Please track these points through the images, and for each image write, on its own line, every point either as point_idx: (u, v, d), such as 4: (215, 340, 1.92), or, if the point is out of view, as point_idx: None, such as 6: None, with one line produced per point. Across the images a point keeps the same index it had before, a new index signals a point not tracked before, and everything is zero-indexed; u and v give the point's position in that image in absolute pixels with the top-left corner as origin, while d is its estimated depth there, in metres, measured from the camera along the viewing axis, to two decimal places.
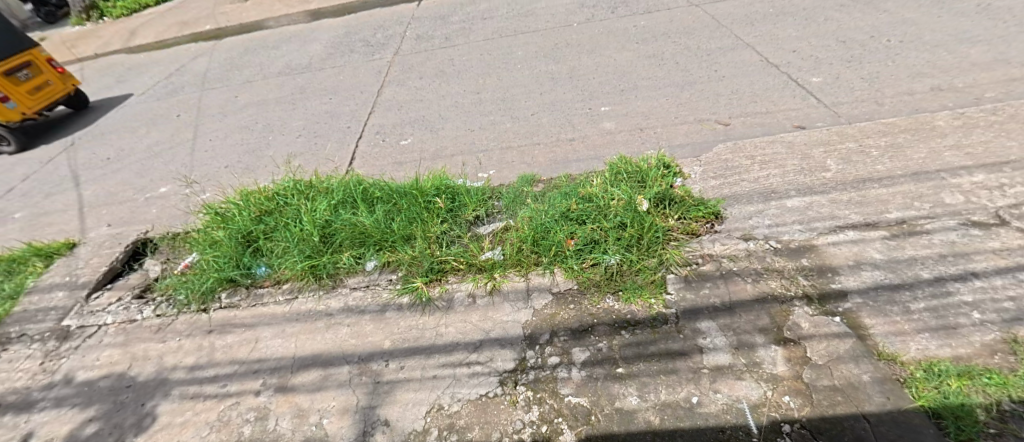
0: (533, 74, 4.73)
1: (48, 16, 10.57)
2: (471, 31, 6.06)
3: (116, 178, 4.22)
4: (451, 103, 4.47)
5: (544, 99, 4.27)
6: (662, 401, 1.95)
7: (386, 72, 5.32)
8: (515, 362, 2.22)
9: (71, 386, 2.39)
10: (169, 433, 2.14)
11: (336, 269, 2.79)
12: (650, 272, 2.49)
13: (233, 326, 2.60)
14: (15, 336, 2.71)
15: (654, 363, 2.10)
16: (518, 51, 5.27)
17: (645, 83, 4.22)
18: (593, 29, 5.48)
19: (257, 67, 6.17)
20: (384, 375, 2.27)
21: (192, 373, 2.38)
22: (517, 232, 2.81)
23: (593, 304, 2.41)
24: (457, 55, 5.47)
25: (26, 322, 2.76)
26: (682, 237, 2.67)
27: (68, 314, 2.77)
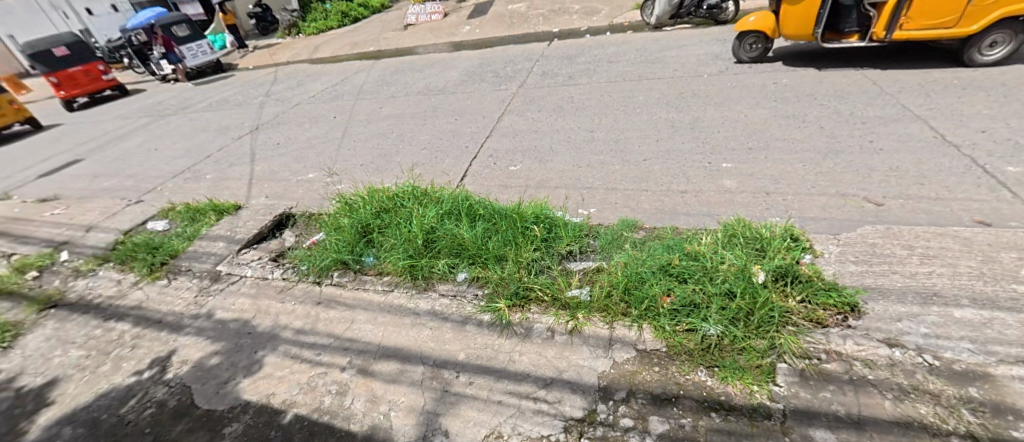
0: (652, 120, 4.58)
1: (264, 29, 13.66)
2: (595, 73, 6.13)
3: (279, 161, 5.06)
4: (564, 138, 4.52)
5: (659, 147, 4.09)
6: None
7: (509, 102, 5.63)
8: (584, 411, 2.10)
9: (210, 321, 2.92)
10: (269, 383, 2.50)
11: (431, 273, 2.96)
12: (756, 355, 2.18)
13: (337, 304, 2.90)
14: (184, 269, 3.38)
15: None
16: (641, 97, 5.16)
17: (777, 145, 3.82)
18: (725, 82, 5.16)
19: (401, 87, 6.96)
20: (452, 386, 2.33)
21: (297, 336, 2.73)
22: (608, 276, 2.70)
23: (681, 372, 2.19)
24: (578, 94, 5.55)
25: (194, 260, 3.44)
26: (803, 324, 2.28)
27: (222, 261, 3.37)
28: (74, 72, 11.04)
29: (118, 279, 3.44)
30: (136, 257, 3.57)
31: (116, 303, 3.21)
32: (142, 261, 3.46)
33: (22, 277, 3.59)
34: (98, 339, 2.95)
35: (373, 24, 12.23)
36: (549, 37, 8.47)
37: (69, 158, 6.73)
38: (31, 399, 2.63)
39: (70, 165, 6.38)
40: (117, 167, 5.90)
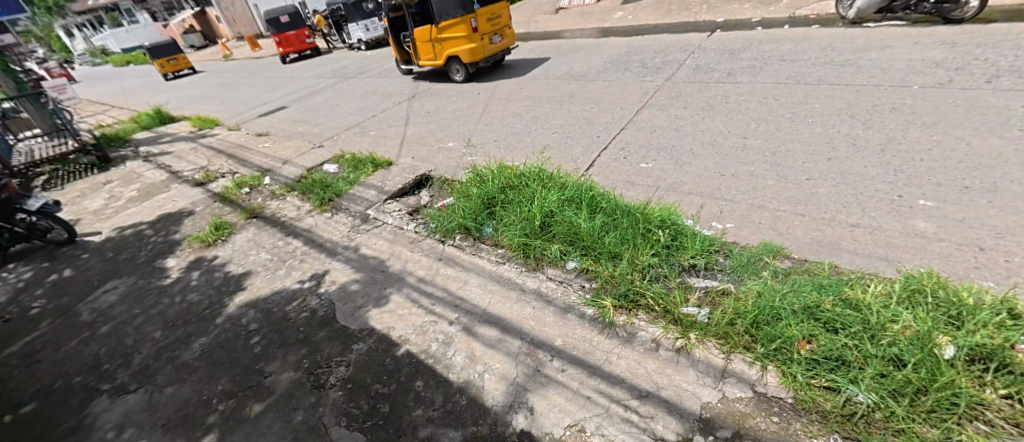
0: (826, 134, 3.83)
1: None
2: (761, 72, 5.40)
3: (427, 126, 5.57)
4: (708, 141, 4.08)
5: (831, 168, 3.41)
6: None
7: (652, 96, 5.26)
8: (677, 436, 2.00)
9: (356, 254, 3.50)
10: (391, 318, 2.89)
11: (542, 255, 3.06)
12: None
13: (454, 264, 3.20)
14: (344, 208, 4.09)
15: None
16: (816, 104, 4.35)
17: (1016, 188, 2.85)
18: (942, 97, 4.06)
19: (545, 70, 7.04)
20: (544, 367, 2.40)
21: (418, 284, 3.10)
22: (734, 301, 2.45)
23: (808, 433, 1.92)
24: (735, 94, 4.94)
25: (353, 203, 4.12)
26: (1000, 426, 1.79)
27: (372, 207, 3.99)
28: (290, 34, 13.49)
29: (299, 206, 4.29)
30: (312, 192, 4.38)
31: (294, 225, 4.02)
32: (317, 194, 4.25)
33: (239, 193, 4.69)
34: (279, 250, 3.75)
35: (527, 6, 12.64)
36: (709, 27, 7.73)
37: (279, 104, 8.34)
38: (234, 282, 3.48)
39: (279, 109, 7.91)
40: (309, 116, 7.15)
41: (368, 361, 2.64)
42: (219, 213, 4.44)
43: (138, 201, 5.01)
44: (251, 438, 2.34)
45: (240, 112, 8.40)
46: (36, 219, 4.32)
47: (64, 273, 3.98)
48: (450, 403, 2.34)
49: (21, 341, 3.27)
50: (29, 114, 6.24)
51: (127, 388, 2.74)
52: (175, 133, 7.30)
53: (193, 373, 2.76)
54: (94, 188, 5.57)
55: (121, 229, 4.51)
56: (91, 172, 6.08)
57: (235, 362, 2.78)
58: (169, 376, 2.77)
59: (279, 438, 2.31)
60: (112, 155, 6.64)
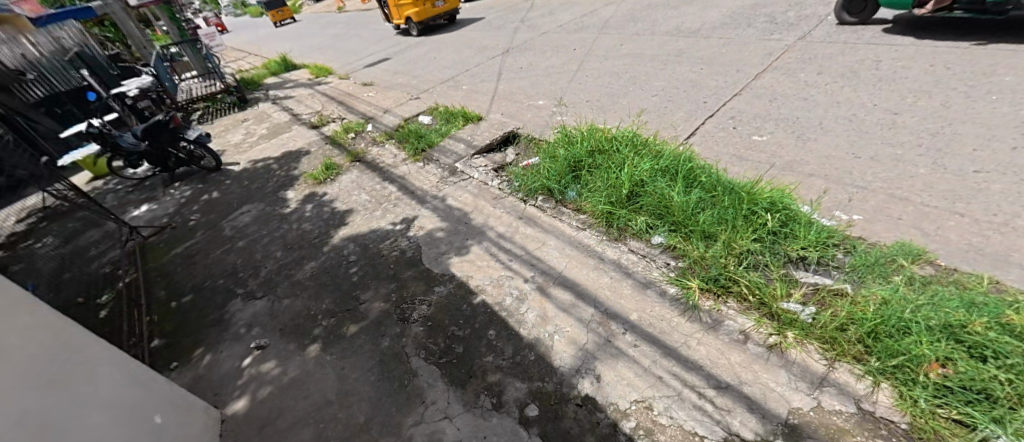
0: (1012, 115, 3.06)
1: None
2: (928, 34, 4.41)
3: (520, 83, 5.43)
4: (844, 115, 3.46)
5: (1011, 158, 2.73)
6: None
7: (778, 57, 4.56)
8: (755, 435, 1.89)
9: (442, 204, 3.62)
10: (470, 267, 2.98)
11: (627, 226, 2.92)
12: None
13: (535, 224, 3.19)
14: (435, 159, 4.22)
15: None
16: (1003, 77, 3.46)
17: None
18: None
19: (652, 24, 6.44)
20: (616, 339, 2.36)
21: (498, 240, 3.14)
22: (849, 304, 2.14)
23: None
24: (887, 59, 4.10)
25: (443, 155, 4.22)
26: None
27: (460, 160, 4.06)
28: None
29: (396, 153, 4.52)
30: (407, 142, 4.56)
31: (390, 171, 4.25)
32: (411, 144, 4.41)
33: (346, 137, 5.05)
34: (376, 192, 4.01)
35: None
36: None
37: (385, 55, 8.65)
38: (338, 217, 3.80)
39: (383, 59, 8.26)
40: (410, 67, 7.37)
41: (447, 304, 2.77)
42: (328, 154, 4.85)
43: (267, 139, 5.65)
44: (346, 354, 2.62)
45: (352, 62, 8.91)
46: (194, 148, 5.10)
47: (213, 195, 4.66)
48: (520, 355, 2.40)
49: (183, 245, 3.94)
50: (188, 57, 7.29)
51: (255, 294, 3.19)
52: (296, 79, 8.01)
53: (304, 290, 3.13)
54: (234, 125, 6.37)
55: (253, 161, 5.15)
56: (231, 111, 7.00)
57: (336, 287, 3.08)
58: (286, 290, 3.17)
59: (368, 358, 2.56)
60: (250, 96, 7.51)
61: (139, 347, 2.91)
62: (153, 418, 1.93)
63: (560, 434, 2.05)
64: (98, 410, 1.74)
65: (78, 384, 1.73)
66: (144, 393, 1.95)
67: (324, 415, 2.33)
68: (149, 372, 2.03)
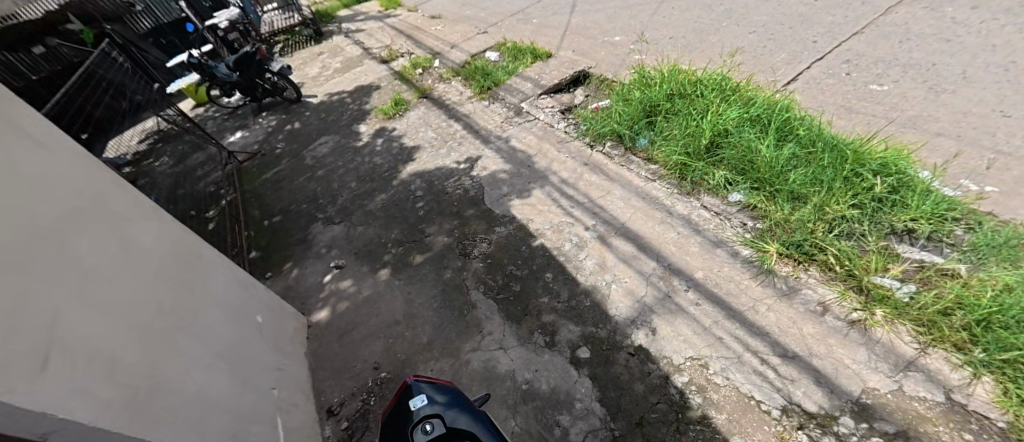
0: None
1: None
2: None
3: (595, 16, 4.98)
4: (998, 66, 2.85)
5: None
6: None
7: None
8: (819, 410, 1.79)
9: (506, 145, 3.54)
10: (531, 210, 2.94)
11: (701, 180, 2.70)
12: None
13: (601, 171, 3.05)
14: (501, 99, 4.08)
15: None
16: None
17: None
18: None
19: None
20: (676, 295, 2.28)
21: (561, 184, 3.05)
22: (960, 287, 1.87)
23: None
24: None
25: (510, 94, 4.06)
26: None
27: (526, 100, 3.90)
28: None
29: (461, 91, 4.42)
30: (473, 79, 4.42)
31: (456, 109, 4.19)
32: (477, 81, 4.26)
33: (414, 72, 5.02)
34: (442, 130, 3.99)
35: None
36: None
37: None
38: (405, 153, 3.86)
39: None
40: None
41: (506, 243, 2.79)
42: (397, 90, 4.86)
43: (341, 72, 5.76)
44: (411, 280, 2.75)
45: None
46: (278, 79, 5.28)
47: (295, 125, 4.89)
48: (575, 300, 2.40)
49: (272, 171, 4.21)
50: None
51: (333, 219, 3.39)
52: (367, 12, 7.95)
53: (375, 220, 3.27)
54: (311, 58, 6.52)
55: (329, 94, 5.30)
56: (309, 44, 7.14)
57: (404, 219, 3.19)
58: (360, 218, 3.33)
59: (431, 287, 2.67)
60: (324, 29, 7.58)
61: (241, 256, 3.11)
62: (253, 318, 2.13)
63: (609, 379, 2.06)
64: (217, 307, 1.90)
65: (201, 281, 1.88)
66: (246, 296, 2.14)
67: (392, 332, 2.50)
68: (248, 278, 2.21)
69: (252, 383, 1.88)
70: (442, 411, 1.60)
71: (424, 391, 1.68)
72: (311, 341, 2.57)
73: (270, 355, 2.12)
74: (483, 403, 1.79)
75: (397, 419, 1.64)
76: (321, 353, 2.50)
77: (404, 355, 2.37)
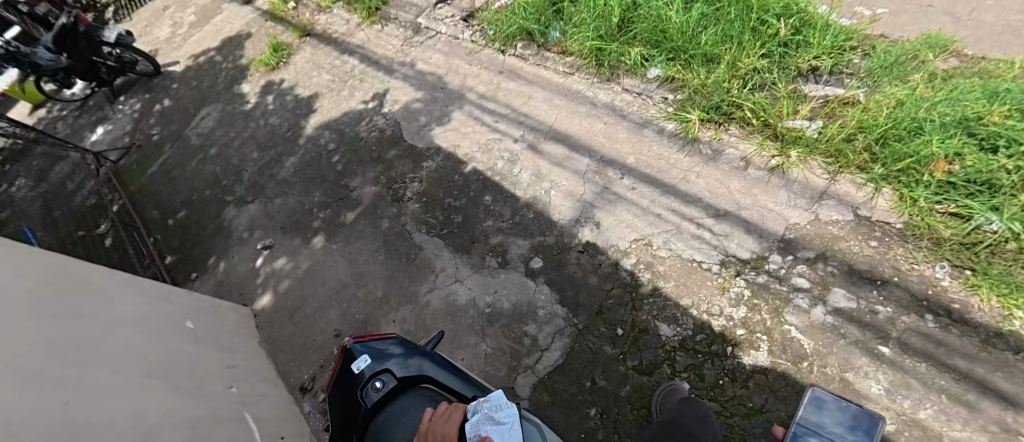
0: None
1: None
2: None
3: None
4: None
5: None
6: (905, 414, 1.58)
7: None
8: (750, 254, 1.96)
9: (413, 71, 3.24)
10: (455, 136, 2.79)
11: (619, 63, 2.62)
12: None
13: (517, 77, 2.90)
14: (393, 18, 3.60)
15: (941, 373, 1.60)
16: None
17: None
18: None
19: None
20: (613, 186, 2.31)
21: (479, 101, 2.89)
22: (860, 112, 2.01)
23: (909, 260, 1.80)
24: None
25: (401, 11, 3.60)
26: None
27: (422, 14, 3.48)
28: None
29: (346, 20, 3.81)
30: None
31: (345, 41, 3.67)
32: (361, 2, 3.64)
33: (285, 8, 4.15)
34: (338, 70, 3.53)
35: None
36: None
37: None
38: (305, 106, 3.42)
39: None
40: None
41: (438, 176, 2.66)
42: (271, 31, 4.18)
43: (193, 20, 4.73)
44: (350, 240, 2.59)
45: None
46: (121, 53, 4.04)
47: (165, 103, 3.99)
48: (519, 216, 2.38)
49: (155, 165, 3.48)
50: None
51: (242, 197, 3.04)
52: None
53: (292, 187, 2.96)
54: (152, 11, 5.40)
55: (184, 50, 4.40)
56: None
57: (323, 179, 2.92)
58: (275, 189, 3.00)
59: (371, 241, 2.55)
60: None
61: (155, 266, 2.82)
62: (182, 325, 1.93)
63: (564, 280, 2.13)
64: (130, 327, 1.67)
65: (98, 304, 1.62)
66: (164, 307, 1.92)
67: (345, 296, 2.41)
68: (158, 289, 1.98)
69: (202, 391, 1.72)
70: (386, 365, 1.52)
71: (366, 350, 1.58)
72: (263, 330, 2.45)
73: (213, 355, 1.94)
74: (437, 344, 1.76)
75: (344, 383, 1.55)
76: (276, 338, 2.39)
77: (362, 315, 2.32)
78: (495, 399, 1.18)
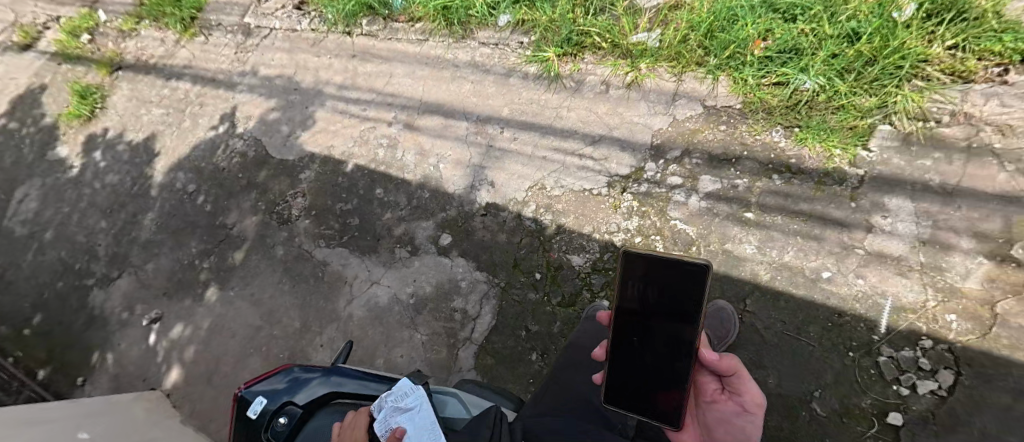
0: None
1: None
2: None
3: None
4: None
5: None
6: (781, 262, 1.83)
7: None
8: (631, 169, 2.10)
9: (257, 78, 2.91)
10: (325, 137, 2.61)
11: (468, 17, 2.56)
12: (854, 116, 1.91)
13: (372, 57, 2.74)
14: (214, 25, 3.14)
15: (798, 222, 1.87)
16: None
17: None
18: None
19: None
20: (497, 142, 2.32)
21: (340, 92, 2.70)
22: (687, 12, 2.17)
23: (752, 133, 2.03)
24: None
25: (220, 14, 3.13)
26: (938, 78, 1.89)
27: (247, 12, 3.08)
28: None
29: (160, 38, 3.19)
30: (164, 12, 3.15)
31: (165, 66, 3.10)
32: (172, 15, 3.10)
33: (78, 41, 3.23)
34: (170, 99, 3.00)
35: None
36: None
37: None
38: (144, 151, 2.87)
39: None
40: None
41: (320, 184, 2.49)
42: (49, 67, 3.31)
43: None
44: (247, 280, 2.39)
45: None
46: None
47: None
48: (415, 199, 2.32)
49: None
50: None
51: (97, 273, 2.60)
52: None
53: (161, 246, 2.57)
54: None
55: None
56: None
57: (194, 226, 2.58)
58: (141, 254, 2.58)
59: (271, 273, 2.36)
60: None
61: (25, 389, 2.40)
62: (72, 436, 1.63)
63: (476, 247, 2.15)
64: None
65: None
66: (40, 430, 1.61)
67: (262, 339, 2.24)
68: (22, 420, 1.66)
69: None
70: (291, 395, 1.40)
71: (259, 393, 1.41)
72: (179, 406, 2.21)
73: None
74: (348, 356, 1.67)
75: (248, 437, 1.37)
76: (199, 409, 2.19)
77: (286, 352, 2.19)
78: (400, 389, 1.23)
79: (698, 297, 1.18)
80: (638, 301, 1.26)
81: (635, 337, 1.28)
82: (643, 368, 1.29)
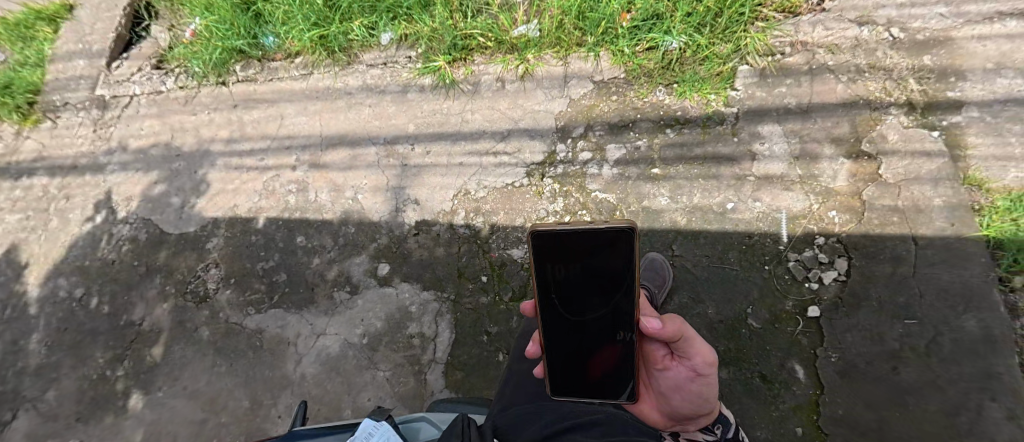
0: None
1: None
2: None
3: None
4: None
5: None
6: (692, 205, 2.02)
7: None
8: (544, 155, 2.19)
9: (129, 153, 2.63)
10: (226, 198, 2.43)
11: (348, 42, 2.51)
12: (719, 62, 2.15)
13: (256, 102, 2.59)
14: (60, 105, 2.77)
15: (695, 166, 2.06)
16: None
17: None
18: None
19: None
20: (410, 159, 2.31)
21: (229, 147, 2.53)
22: None
23: (640, 97, 2.21)
24: None
25: (63, 91, 2.76)
26: (774, 17, 2.19)
27: (97, 83, 2.76)
28: None
29: None
30: None
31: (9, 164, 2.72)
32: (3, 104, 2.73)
33: None
34: (26, 199, 2.62)
35: None
36: None
37: None
38: (8, 267, 2.48)
39: None
40: None
41: (233, 248, 2.32)
42: None
43: None
44: (176, 374, 2.17)
45: None
46: None
47: None
48: (341, 237, 2.24)
49: None
50: None
51: None
52: None
53: (58, 368, 2.24)
54: None
55: None
56: None
57: (94, 334, 2.29)
58: (34, 384, 2.23)
59: (201, 358, 2.17)
60: None
61: None
62: None
63: (416, 269, 2.13)
64: None
65: None
66: None
67: (209, 431, 2.05)
68: None
69: None
70: None
71: None
72: None
73: None
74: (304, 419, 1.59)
75: None
76: None
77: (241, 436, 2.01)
78: (364, 430, 1.19)
79: (629, 270, 1.18)
80: (559, 281, 1.23)
81: (568, 313, 1.29)
82: (586, 339, 1.33)
